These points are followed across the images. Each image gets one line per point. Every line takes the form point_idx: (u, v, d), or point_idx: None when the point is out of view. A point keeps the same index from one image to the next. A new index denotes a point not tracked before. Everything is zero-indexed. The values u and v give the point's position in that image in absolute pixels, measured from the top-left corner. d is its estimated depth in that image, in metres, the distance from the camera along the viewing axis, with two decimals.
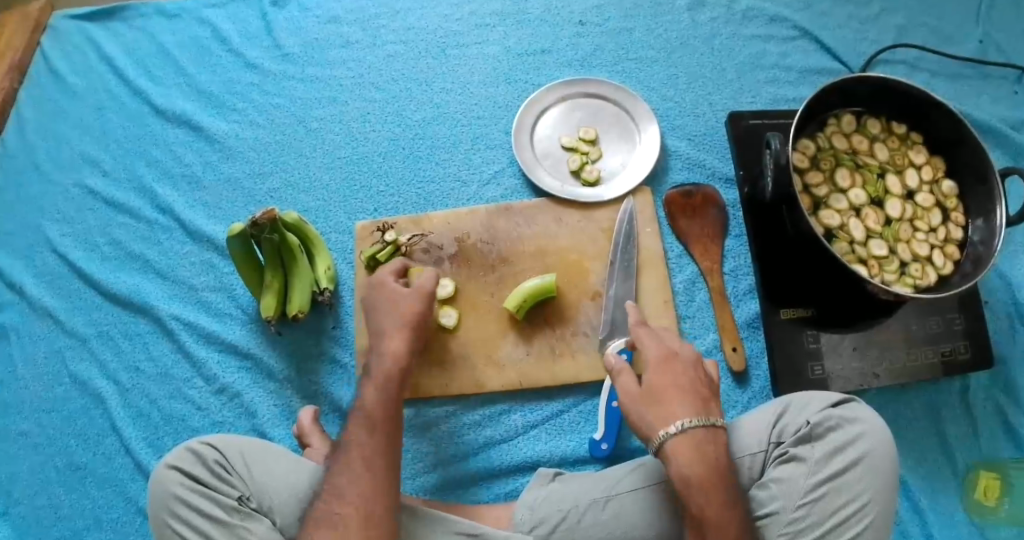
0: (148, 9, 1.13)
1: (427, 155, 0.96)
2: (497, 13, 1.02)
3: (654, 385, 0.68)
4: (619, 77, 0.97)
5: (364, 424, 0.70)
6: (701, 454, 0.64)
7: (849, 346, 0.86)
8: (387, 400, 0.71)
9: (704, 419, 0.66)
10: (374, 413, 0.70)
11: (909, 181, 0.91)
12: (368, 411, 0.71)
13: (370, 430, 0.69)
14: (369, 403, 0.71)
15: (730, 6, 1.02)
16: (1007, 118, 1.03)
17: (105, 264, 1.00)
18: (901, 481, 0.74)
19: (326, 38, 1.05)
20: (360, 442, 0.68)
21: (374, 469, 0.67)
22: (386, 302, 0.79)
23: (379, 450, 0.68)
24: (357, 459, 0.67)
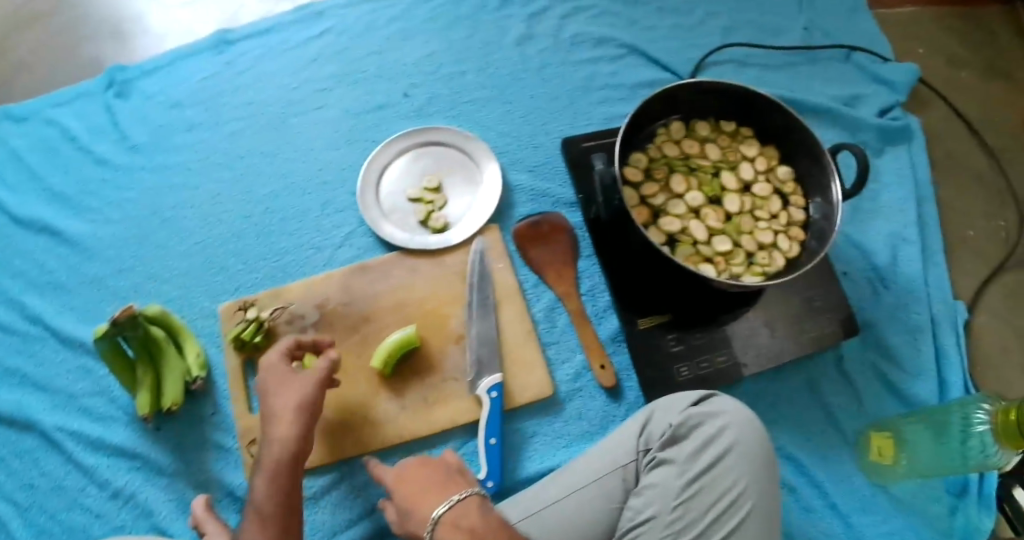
0: None
1: (279, 228, 0.98)
2: (335, 76, 1.05)
3: (407, 491, 0.71)
4: (457, 122, 1.00)
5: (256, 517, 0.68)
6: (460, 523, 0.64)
7: (713, 343, 0.88)
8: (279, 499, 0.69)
9: (451, 500, 0.66)
10: (268, 508, 0.68)
11: (744, 174, 0.94)
12: (263, 509, 0.69)
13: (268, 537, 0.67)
14: (263, 499, 0.69)
15: (558, 35, 1.06)
16: (837, 97, 1.09)
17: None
18: (773, 465, 0.75)
19: (171, 122, 1.07)
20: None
21: None
22: (281, 382, 0.76)
23: None
24: None
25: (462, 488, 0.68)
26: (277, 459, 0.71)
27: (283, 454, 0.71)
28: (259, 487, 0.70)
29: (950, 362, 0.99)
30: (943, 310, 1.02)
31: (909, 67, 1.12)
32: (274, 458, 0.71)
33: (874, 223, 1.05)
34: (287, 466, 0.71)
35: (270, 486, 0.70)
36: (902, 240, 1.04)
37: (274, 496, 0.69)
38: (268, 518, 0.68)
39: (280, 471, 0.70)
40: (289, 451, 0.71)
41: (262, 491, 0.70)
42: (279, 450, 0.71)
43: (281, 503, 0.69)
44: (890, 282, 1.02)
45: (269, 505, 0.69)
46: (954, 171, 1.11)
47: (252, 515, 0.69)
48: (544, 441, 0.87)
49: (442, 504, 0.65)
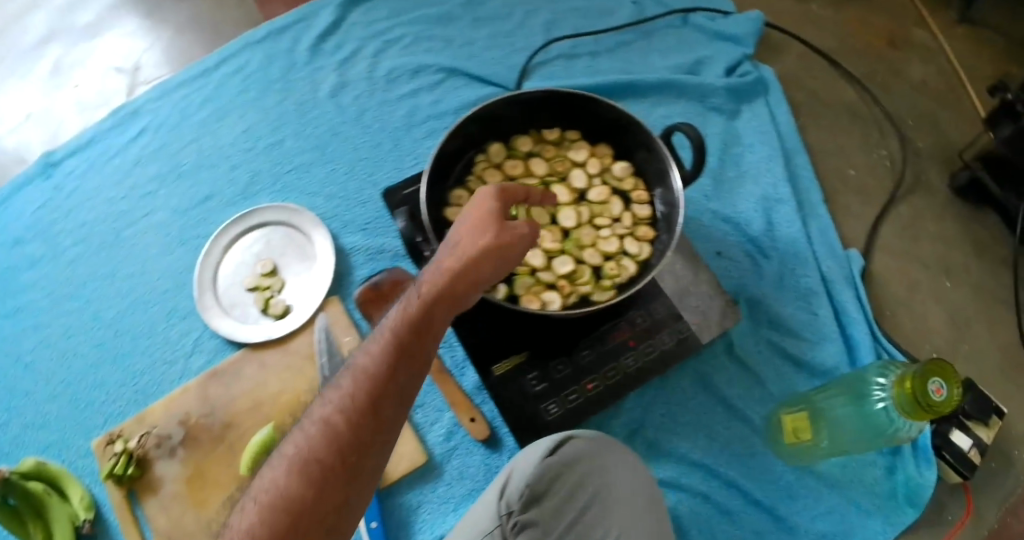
0: None
1: (132, 349, 0.94)
2: (156, 175, 1.00)
3: None
4: (280, 197, 0.95)
5: (379, 380, 0.56)
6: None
7: (579, 372, 0.83)
8: (345, 431, 0.54)
9: None
10: (386, 375, 0.56)
11: (577, 183, 0.88)
12: (381, 372, 0.56)
13: (268, 491, 0.52)
14: (372, 368, 0.57)
15: (371, 76, 1.00)
16: (680, 66, 1.04)
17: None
18: (646, 495, 0.74)
19: (13, 262, 1.01)
20: (316, 450, 0.54)
21: (334, 478, 0.53)
22: (482, 219, 0.61)
23: (365, 442, 0.54)
24: (305, 474, 0.53)
25: None
26: (387, 352, 0.57)
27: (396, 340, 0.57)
28: (345, 393, 0.56)
29: (852, 320, 0.93)
30: (834, 265, 0.96)
31: (753, 16, 1.08)
32: (367, 369, 0.57)
33: (743, 190, 0.99)
34: (420, 339, 0.58)
35: (315, 418, 0.56)
36: (775, 201, 0.99)
37: (343, 415, 0.55)
38: (317, 448, 0.54)
39: (375, 384, 0.56)
40: (429, 318, 0.58)
41: (334, 402, 0.56)
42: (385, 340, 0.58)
43: (308, 446, 0.54)
44: (768, 250, 0.97)
45: (297, 445, 0.54)
46: (824, 114, 1.08)
47: (287, 456, 0.54)
48: (430, 509, 0.84)
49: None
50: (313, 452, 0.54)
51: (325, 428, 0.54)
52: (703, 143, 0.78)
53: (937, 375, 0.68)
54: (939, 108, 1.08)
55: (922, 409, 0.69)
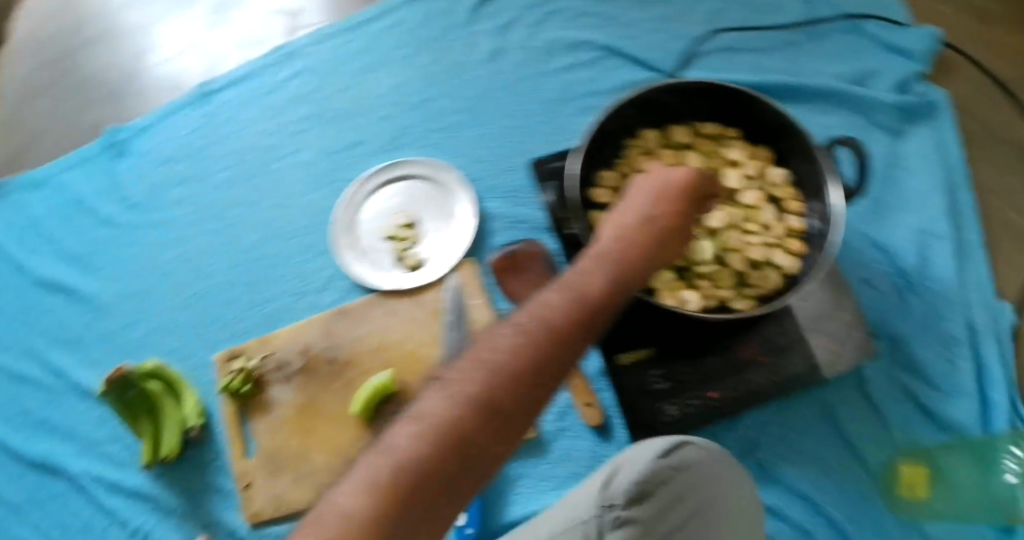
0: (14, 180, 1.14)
1: (265, 278, 0.98)
2: (307, 115, 1.02)
3: None
4: (430, 150, 0.96)
5: (564, 338, 0.51)
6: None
7: (703, 378, 0.82)
8: (524, 381, 0.49)
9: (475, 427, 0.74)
10: (569, 335, 0.51)
11: (731, 183, 0.84)
12: (568, 331, 0.51)
13: (442, 422, 0.45)
14: (561, 323, 0.51)
15: (533, 43, 0.99)
16: (847, 75, 0.98)
17: (22, 432, 1.02)
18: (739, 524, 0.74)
19: (163, 178, 1.07)
20: (493, 397, 0.47)
21: (501, 432, 0.47)
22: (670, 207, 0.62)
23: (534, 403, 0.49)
24: (476, 419, 0.46)
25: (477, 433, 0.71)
26: (576, 312, 0.53)
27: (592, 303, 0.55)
28: (532, 338, 0.50)
29: (995, 381, 0.88)
30: (985, 317, 0.90)
31: (928, 29, 1.00)
32: (560, 323, 0.51)
33: (899, 219, 0.95)
34: (605, 310, 0.54)
35: (493, 353, 0.49)
36: (933, 237, 0.93)
37: (530, 364, 0.49)
38: (497, 386, 0.48)
39: (560, 342, 0.51)
40: (615, 290, 0.56)
41: (516, 343, 0.50)
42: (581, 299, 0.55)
43: (485, 388, 0.47)
44: (918, 287, 0.92)
45: (473, 377, 0.48)
46: (998, 153, 1.00)
47: (459, 394, 0.47)
48: (529, 484, 0.85)
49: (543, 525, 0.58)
50: (492, 394, 0.47)
51: (506, 370, 0.48)
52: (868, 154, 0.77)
53: None
54: None
55: None
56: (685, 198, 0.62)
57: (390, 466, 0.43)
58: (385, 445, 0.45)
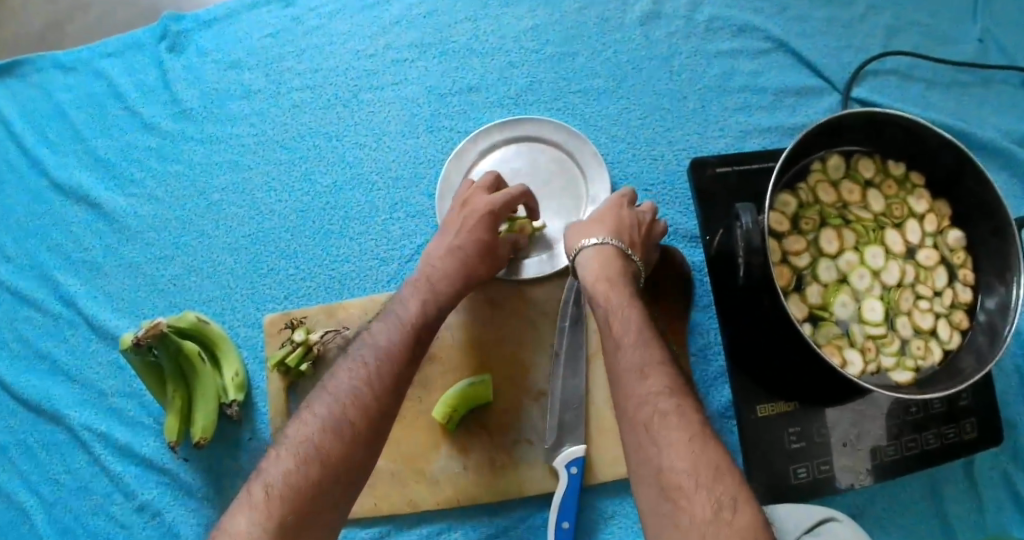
0: (47, 62, 0.93)
1: (338, 229, 0.85)
2: (415, 44, 0.90)
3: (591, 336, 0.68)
4: (559, 115, 0.87)
5: (381, 349, 0.64)
6: (589, 267, 0.69)
7: (840, 442, 0.74)
8: (383, 395, 0.61)
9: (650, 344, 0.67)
10: (393, 344, 0.65)
11: (910, 235, 0.76)
12: (379, 343, 0.65)
13: (331, 423, 0.59)
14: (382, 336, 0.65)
15: (692, 17, 0.89)
16: (1013, 132, 0.92)
17: (16, 366, 0.86)
18: None
19: (226, 85, 0.91)
20: (327, 423, 0.59)
21: (349, 440, 0.58)
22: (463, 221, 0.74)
23: (380, 403, 0.61)
24: (332, 434, 0.58)
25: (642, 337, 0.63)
26: (397, 341, 0.65)
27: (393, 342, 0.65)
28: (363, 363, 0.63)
29: None
30: None
31: None
32: (383, 343, 0.65)
33: None
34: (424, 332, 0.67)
35: (360, 375, 0.62)
36: None
37: (366, 391, 0.61)
38: (343, 416, 0.59)
39: (390, 356, 0.64)
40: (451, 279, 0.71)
41: (362, 363, 0.63)
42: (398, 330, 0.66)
43: (338, 406, 0.60)
44: None
45: (355, 388, 0.61)
46: None
47: (319, 417, 0.59)
48: (623, 524, 0.76)
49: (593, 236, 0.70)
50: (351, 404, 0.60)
51: (364, 386, 0.61)
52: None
53: None
54: None
55: None
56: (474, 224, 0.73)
57: (292, 454, 0.57)
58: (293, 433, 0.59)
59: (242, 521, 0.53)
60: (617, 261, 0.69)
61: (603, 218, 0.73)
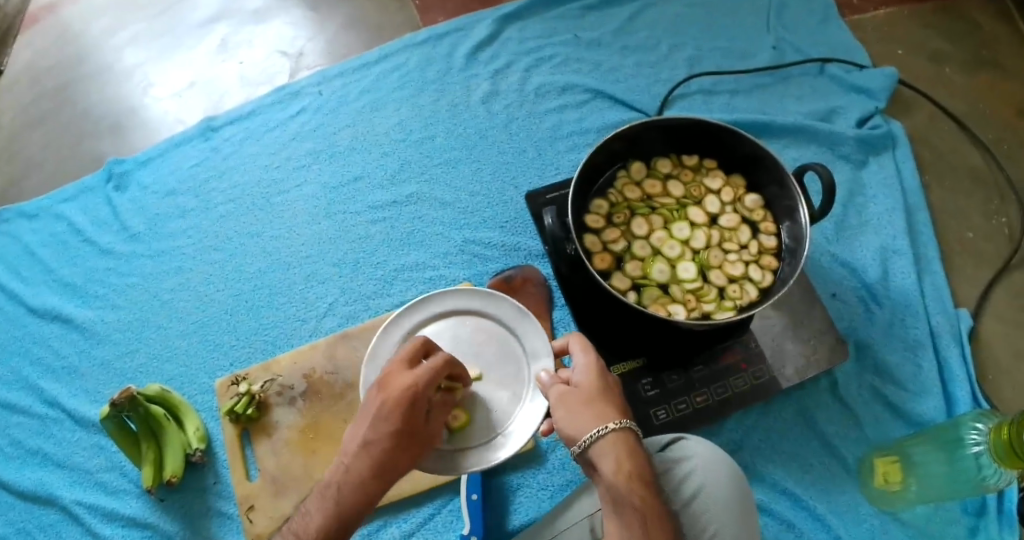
0: (11, 212, 1.15)
1: (267, 303, 1.02)
2: (311, 151, 1.08)
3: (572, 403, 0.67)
4: (427, 186, 1.04)
5: (377, 421, 0.62)
6: (604, 460, 0.64)
7: (690, 384, 0.88)
8: (384, 456, 0.61)
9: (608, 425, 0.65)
10: (389, 413, 0.62)
11: (710, 208, 0.92)
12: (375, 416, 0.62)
13: (345, 483, 0.60)
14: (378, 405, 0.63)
15: (523, 88, 1.09)
16: (815, 112, 1.08)
17: (9, 466, 1.00)
18: (746, 493, 0.75)
19: (166, 210, 1.11)
20: (341, 476, 0.61)
21: (356, 492, 0.60)
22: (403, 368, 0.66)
23: (382, 463, 0.60)
24: (340, 490, 0.60)
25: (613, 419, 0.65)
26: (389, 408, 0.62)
27: (388, 412, 0.62)
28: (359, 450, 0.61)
29: (955, 376, 0.95)
30: (943, 320, 0.98)
31: (888, 71, 1.10)
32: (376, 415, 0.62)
33: (862, 239, 1.02)
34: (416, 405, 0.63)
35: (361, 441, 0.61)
36: (893, 252, 1.01)
37: (371, 460, 0.60)
38: (351, 476, 0.60)
39: (387, 429, 0.61)
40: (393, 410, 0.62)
41: (363, 437, 0.61)
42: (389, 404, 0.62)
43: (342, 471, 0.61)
44: (881, 298, 0.99)
45: (352, 457, 0.61)
46: (949, 175, 1.09)
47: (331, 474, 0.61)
48: (528, 493, 0.88)
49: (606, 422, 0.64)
50: (365, 466, 0.60)
51: (370, 465, 0.60)
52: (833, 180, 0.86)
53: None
54: None
55: (1015, 455, 0.72)
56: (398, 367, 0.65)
57: (318, 507, 0.60)
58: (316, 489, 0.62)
59: None
60: (633, 448, 0.64)
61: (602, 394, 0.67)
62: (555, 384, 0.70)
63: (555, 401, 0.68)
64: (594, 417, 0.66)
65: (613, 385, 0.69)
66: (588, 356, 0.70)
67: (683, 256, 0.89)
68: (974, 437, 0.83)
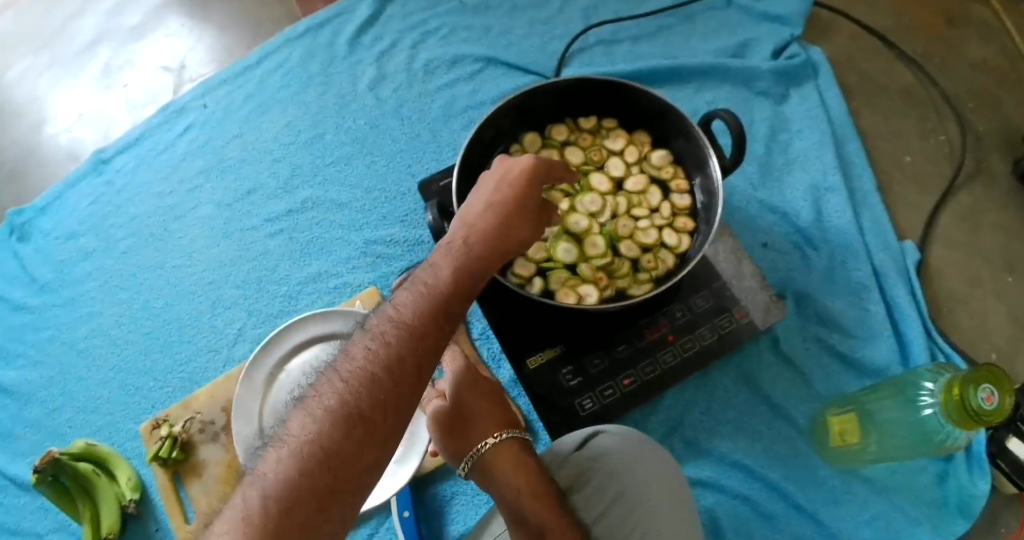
0: None
1: (178, 338, 0.97)
2: (202, 170, 1.02)
3: (457, 414, 0.65)
4: (323, 188, 0.98)
5: (438, 298, 0.54)
6: (504, 479, 0.60)
7: (615, 366, 0.83)
8: (408, 358, 0.50)
9: (499, 437, 0.63)
10: (449, 295, 0.54)
11: (614, 172, 0.86)
12: (451, 289, 0.55)
13: (357, 369, 0.49)
14: (451, 279, 0.55)
15: (410, 69, 1.02)
16: (725, 48, 0.99)
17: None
18: (676, 485, 0.72)
19: (70, 254, 1.06)
20: (373, 382, 0.48)
21: (394, 403, 0.49)
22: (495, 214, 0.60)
23: (424, 359, 0.51)
24: (350, 403, 0.48)
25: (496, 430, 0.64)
26: (435, 295, 0.54)
27: (454, 288, 0.55)
28: (399, 319, 0.52)
29: (907, 315, 0.89)
30: (887, 257, 0.92)
31: None
32: (442, 294, 0.54)
33: (791, 179, 0.95)
34: (460, 298, 0.55)
35: (400, 335, 0.51)
36: (826, 190, 0.94)
37: (386, 353, 0.50)
38: (381, 355, 0.50)
39: (434, 314, 0.53)
40: (458, 285, 0.55)
41: (446, 274, 0.55)
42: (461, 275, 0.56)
43: (359, 387, 0.48)
44: (817, 241, 0.93)
45: (382, 353, 0.50)
46: (881, 96, 1.01)
47: (345, 384, 0.48)
48: (464, 500, 0.85)
49: (493, 435, 0.63)
50: (356, 380, 0.49)
51: (390, 338, 0.50)
52: (741, 133, 0.76)
53: (988, 382, 0.68)
54: (1005, 86, 1.02)
55: (972, 416, 0.69)
56: (512, 205, 0.61)
57: (295, 434, 0.46)
58: (295, 414, 0.48)
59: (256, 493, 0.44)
60: (527, 457, 0.62)
61: (480, 410, 0.66)
62: (432, 399, 0.68)
63: (432, 423, 0.65)
64: (472, 433, 0.64)
65: (490, 395, 0.67)
66: (457, 367, 0.67)
67: (592, 230, 0.82)
68: (925, 398, 0.78)
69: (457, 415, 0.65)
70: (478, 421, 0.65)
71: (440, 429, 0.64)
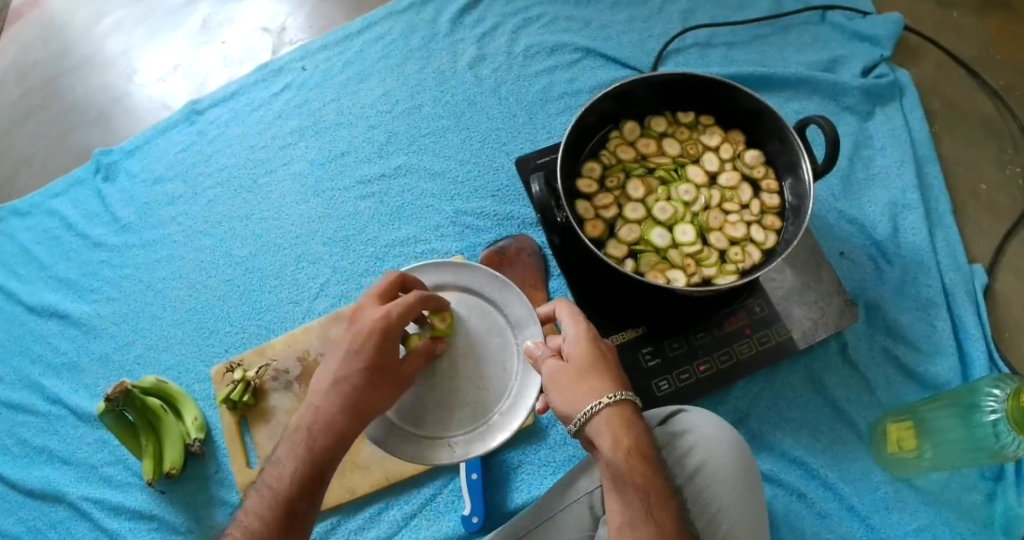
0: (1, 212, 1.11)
1: (259, 287, 1.00)
2: (296, 129, 1.07)
3: (572, 370, 0.64)
4: (416, 156, 1.04)
5: (335, 396, 0.64)
6: (601, 437, 0.61)
7: (693, 352, 0.86)
8: (344, 415, 0.63)
9: (608, 399, 0.61)
10: (330, 406, 0.63)
11: (708, 166, 0.88)
12: (335, 379, 0.64)
13: (317, 423, 0.63)
14: (335, 372, 0.65)
15: (510, 51, 1.08)
16: (816, 62, 1.05)
17: (17, 466, 0.97)
18: (752, 466, 0.73)
19: (154, 198, 1.08)
20: (291, 450, 0.62)
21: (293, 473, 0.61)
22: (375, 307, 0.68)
23: (343, 422, 0.63)
24: (288, 453, 0.62)
25: (610, 391, 0.62)
26: (346, 383, 0.64)
27: (357, 375, 0.64)
28: (314, 407, 0.64)
29: (971, 335, 0.90)
30: (957, 278, 0.94)
31: (893, 17, 1.06)
32: (329, 399, 0.63)
33: (870, 194, 0.98)
34: (352, 404, 0.63)
35: (321, 414, 0.63)
36: (904, 207, 0.97)
37: (332, 406, 0.63)
38: (336, 412, 0.63)
39: (323, 422, 0.63)
40: (358, 372, 0.64)
41: (327, 381, 0.65)
42: (362, 364, 0.64)
43: (297, 447, 0.62)
44: (892, 256, 0.95)
45: (305, 432, 0.63)
46: (959, 124, 1.05)
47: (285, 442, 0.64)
48: (530, 469, 0.87)
49: (602, 397, 0.61)
50: (290, 449, 0.63)
51: (342, 398, 0.63)
52: (836, 133, 0.75)
53: None
54: None
55: None
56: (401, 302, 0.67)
57: (277, 469, 0.62)
58: (269, 467, 0.64)
59: (276, 475, 0.62)
60: (632, 423, 0.61)
61: (594, 365, 0.64)
62: (547, 358, 0.67)
63: (547, 380, 0.65)
64: (585, 393, 0.62)
65: (607, 353, 0.66)
66: (577, 326, 0.66)
67: (683, 219, 0.85)
68: (989, 404, 0.79)
69: (577, 374, 0.63)
70: (590, 379, 0.63)
71: (552, 382, 0.64)
